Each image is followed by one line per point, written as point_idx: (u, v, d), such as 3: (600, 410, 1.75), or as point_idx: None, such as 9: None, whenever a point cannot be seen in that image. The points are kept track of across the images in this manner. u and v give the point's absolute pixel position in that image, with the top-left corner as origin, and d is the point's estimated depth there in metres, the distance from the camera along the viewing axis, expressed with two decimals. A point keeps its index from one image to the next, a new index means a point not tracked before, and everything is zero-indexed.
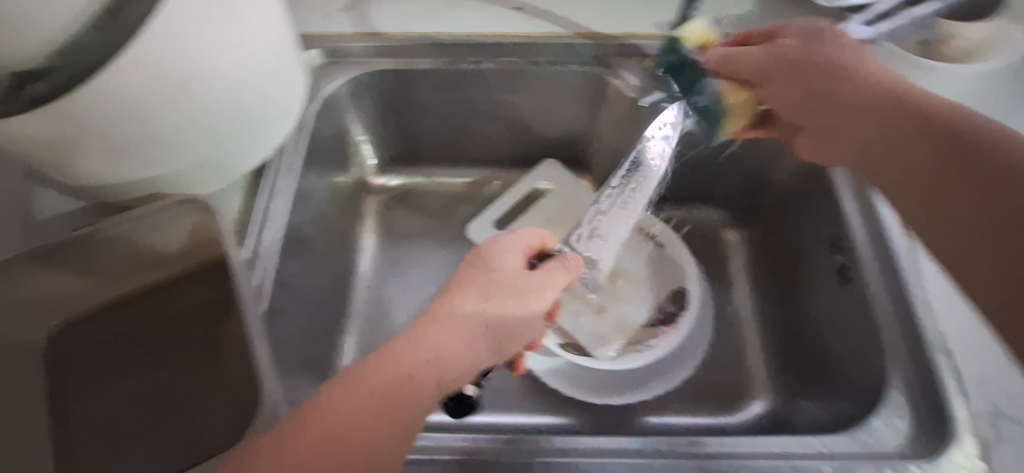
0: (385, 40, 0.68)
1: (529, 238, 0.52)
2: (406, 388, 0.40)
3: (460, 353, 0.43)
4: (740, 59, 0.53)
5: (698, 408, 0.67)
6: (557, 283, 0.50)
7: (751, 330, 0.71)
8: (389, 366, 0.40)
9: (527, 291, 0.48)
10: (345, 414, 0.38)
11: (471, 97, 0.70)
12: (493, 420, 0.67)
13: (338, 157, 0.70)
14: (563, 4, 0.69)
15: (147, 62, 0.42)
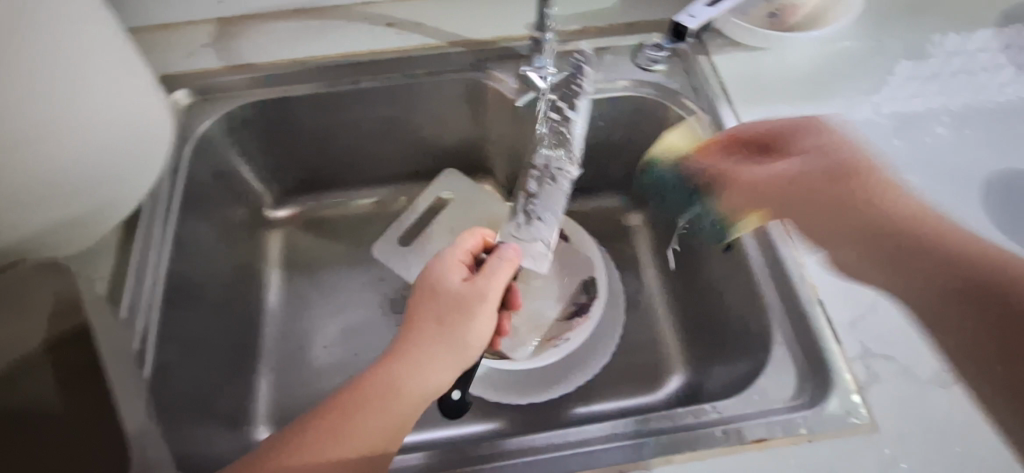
0: (256, 70, 0.66)
1: (469, 243, 0.55)
2: (368, 417, 0.45)
3: (418, 375, 0.47)
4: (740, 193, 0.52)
5: (620, 392, 0.68)
6: (501, 281, 0.52)
7: (661, 308, 0.73)
8: (352, 403, 0.46)
9: (472, 297, 0.50)
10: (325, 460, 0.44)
11: (352, 117, 0.69)
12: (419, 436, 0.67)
13: (225, 197, 0.67)
14: (433, 15, 0.69)
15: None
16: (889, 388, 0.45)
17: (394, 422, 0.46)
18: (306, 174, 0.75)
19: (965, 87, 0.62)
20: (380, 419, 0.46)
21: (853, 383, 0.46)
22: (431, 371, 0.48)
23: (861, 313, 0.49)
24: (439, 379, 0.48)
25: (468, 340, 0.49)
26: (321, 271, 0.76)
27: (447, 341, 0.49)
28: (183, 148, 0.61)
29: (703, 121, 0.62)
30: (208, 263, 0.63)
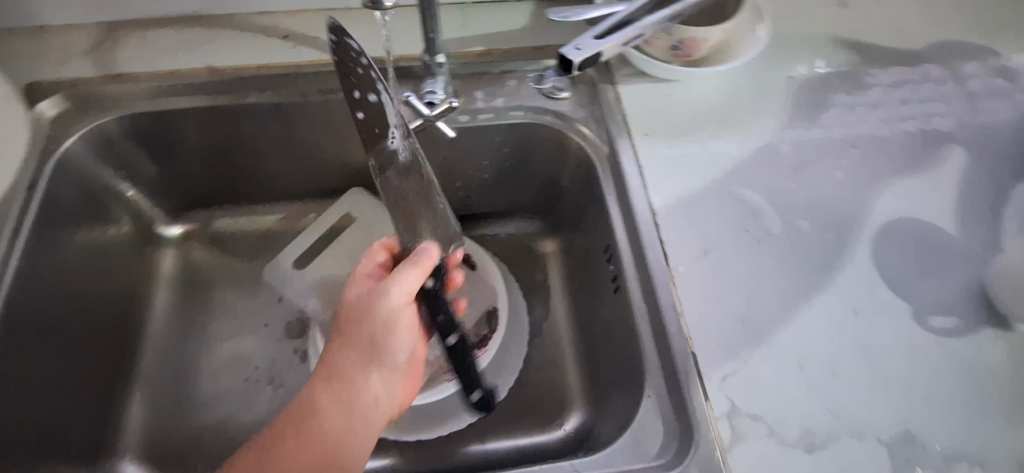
0: (135, 82, 0.62)
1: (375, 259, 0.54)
2: (295, 447, 0.43)
3: (341, 392, 0.46)
4: None
5: (518, 431, 0.66)
6: (408, 283, 0.48)
7: (567, 340, 0.71)
8: (277, 436, 0.44)
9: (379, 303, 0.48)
10: None
11: (239, 134, 0.65)
12: None
13: (99, 214, 0.63)
14: (331, 29, 0.66)
15: None
16: (749, 454, 0.43)
17: (326, 446, 0.44)
18: (198, 190, 0.71)
19: (870, 125, 0.61)
20: (308, 448, 0.43)
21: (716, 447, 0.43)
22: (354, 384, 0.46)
23: (732, 367, 0.47)
24: (365, 392, 0.47)
25: (386, 346, 0.48)
26: (211, 290, 0.71)
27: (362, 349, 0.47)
28: (43, 163, 0.57)
29: (602, 154, 0.59)
30: (66, 287, 0.58)
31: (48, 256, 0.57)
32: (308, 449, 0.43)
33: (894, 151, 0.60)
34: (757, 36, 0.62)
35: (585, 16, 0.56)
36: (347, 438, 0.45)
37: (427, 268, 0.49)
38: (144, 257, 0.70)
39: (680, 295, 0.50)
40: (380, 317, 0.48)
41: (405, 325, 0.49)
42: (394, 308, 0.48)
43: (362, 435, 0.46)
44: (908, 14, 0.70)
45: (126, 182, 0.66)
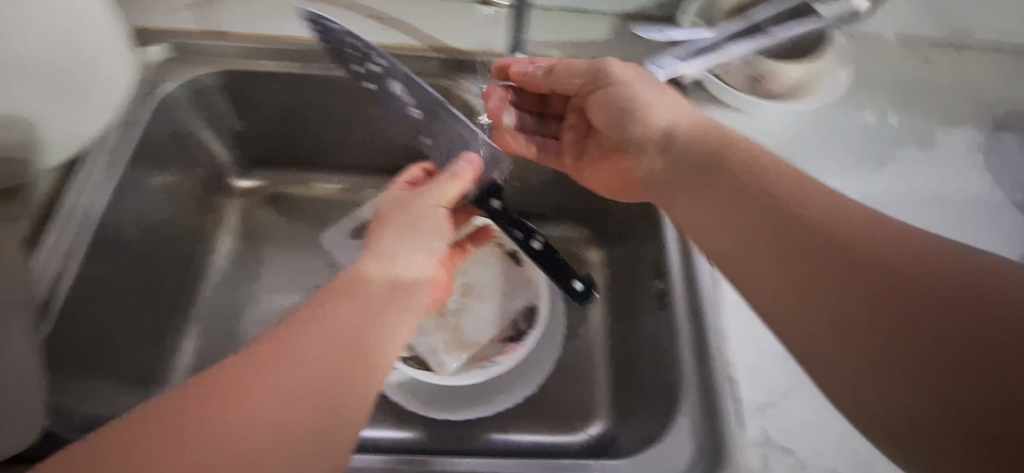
0: (233, 41, 0.65)
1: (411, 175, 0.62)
2: (331, 307, 0.42)
3: (387, 255, 0.46)
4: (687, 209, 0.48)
5: (541, 427, 0.67)
6: (446, 190, 0.53)
7: (600, 347, 0.72)
8: (322, 292, 0.43)
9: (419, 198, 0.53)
10: (260, 364, 0.38)
11: (320, 103, 0.69)
12: None
13: (181, 158, 0.67)
14: (419, 15, 0.68)
15: None
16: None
17: (373, 298, 0.43)
18: (270, 149, 0.74)
19: (933, 185, 0.62)
20: (354, 297, 0.43)
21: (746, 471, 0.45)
22: (398, 250, 0.47)
23: (769, 399, 0.49)
24: (410, 257, 0.47)
25: (429, 225, 0.50)
26: (267, 244, 0.75)
27: (404, 226, 0.49)
28: (143, 104, 0.61)
29: None
30: (148, 221, 0.62)
31: (139, 190, 0.61)
32: (355, 300, 0.42)
33: (953, 214, 0.60)
34: (837, 80, 0.63)
35: (669, 34, 0.58)
36: (393, 294, 0.44)
37: (467, 174, 0.55)
38: (211, 205, 0.73)
39: (724, 322, 0.52)
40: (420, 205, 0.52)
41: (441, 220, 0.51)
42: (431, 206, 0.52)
43: (406, 296, 0.45)
44: (984, 84, 0.70)
45: (210, 133, 0.70)
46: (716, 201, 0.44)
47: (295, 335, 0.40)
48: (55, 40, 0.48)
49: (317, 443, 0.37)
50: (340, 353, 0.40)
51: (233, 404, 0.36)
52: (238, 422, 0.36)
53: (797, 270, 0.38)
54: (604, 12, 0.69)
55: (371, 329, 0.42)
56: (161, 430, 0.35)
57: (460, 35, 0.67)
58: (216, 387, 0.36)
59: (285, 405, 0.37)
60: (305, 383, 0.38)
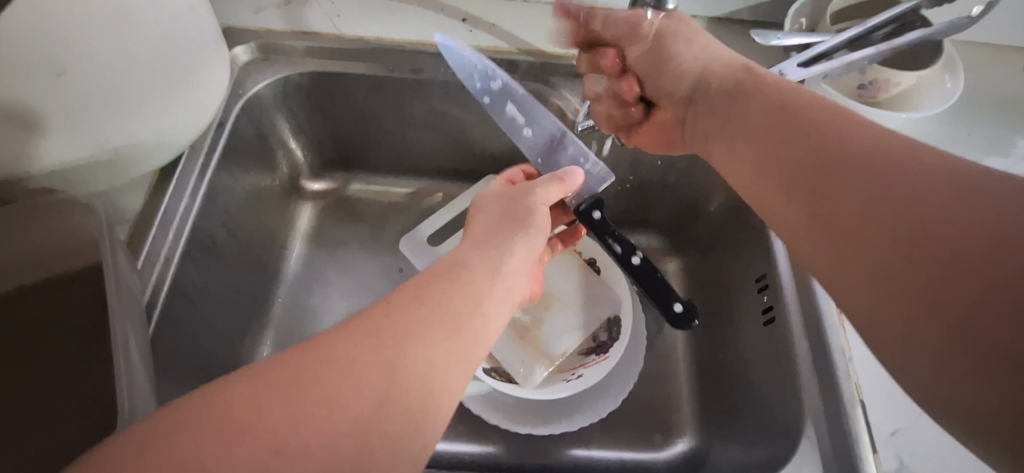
0: (319, 41, 0.64)
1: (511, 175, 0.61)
2: (441, 288, 0.37)
3: (487, 251, 0.43)
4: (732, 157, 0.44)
5: (624, 442, 0.65)
6: (551, 191, 0.52)
7: (682, 362, 0.69)
8: (426, 275, 0.39)
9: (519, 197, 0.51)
10: (359, 341, 0.32)
11: (403, 106, 0.67)
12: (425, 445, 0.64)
13: (263, 159, 0.66)
14: (506, 18, 0.67)
15: (33, 58, 0.38)
16: None
17: (480, 290, 0.39)
18: (345, 152, 0.73)
19: None
20: (462, 286, 0.38)
21: None
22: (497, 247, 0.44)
23: (901, 425, 0.47)
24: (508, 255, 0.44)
25: (528, 223, 0.48)
26: (339, 248, 0.73)
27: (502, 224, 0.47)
28: (232, 104, 0.60)
29: None
30: (233, 223, 0.61)
31: (226, 193, 0.59)
32: (464, 289, 0.38)
33: None
34: (947, 88, 0.60)
35: (786, 41, 0.55)
36: (497, 291, 0.40)
37: (571, 182, 0.53)
38: (287, 208, 0.72)
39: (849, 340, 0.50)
40: (521, 204, 0.49)
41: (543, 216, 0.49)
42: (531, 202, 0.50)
43: (507, 295, 0.41)
44: None
45: (291, 134, 0.69)
46: (769, 145, 0.40)
47: (406, 316, 0.35)
48: (166, 41, 0.46)
49: (410, 452, 0.31)
50: (448, 346, 0.35)
51: (336, 383, 0.30)
52: (339, 408, 0.30)
53: (843, 235, 0.33)
54: (696, 16, 0.67)
55: (477, 325, 0.37)
56: (257, 401, 0.29)
57: (548, 40, 0.65)
58: (318, 360, 0.31)
59: (387, 396, 0.31)
60: (411, 374, 0.32)
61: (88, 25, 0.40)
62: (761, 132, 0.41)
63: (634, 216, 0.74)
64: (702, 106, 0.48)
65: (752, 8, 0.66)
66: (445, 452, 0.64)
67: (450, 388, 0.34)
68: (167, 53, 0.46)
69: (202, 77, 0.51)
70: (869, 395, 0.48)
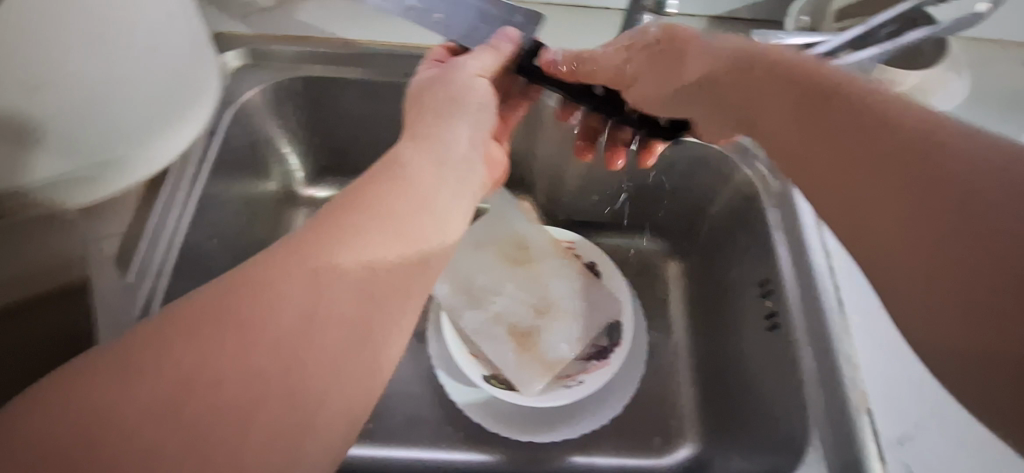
0: (311, 45, 0.63)
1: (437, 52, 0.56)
2: (366, 201, 0.39)
3: (431, 157, 0.44)
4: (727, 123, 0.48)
5: (626, 449, 0.64)
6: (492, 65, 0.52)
7: (684, 366, 0.68)
8: (370, 182, 0.41)
9: (468, 78, 0.50)
10: (270, 279, 0.34)
11: (398, 110, 0.66)
12: (424, 453, 0.64)
13: (256, 166, 0.65)
14: None
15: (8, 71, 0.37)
16: None
17: (422, 197, 0.41)
18: (340, 156, 0.72)
19: None
20: (405, 198, 0.40)
21: None
22: (442, 145, 0.46)
23: (909, 431, 0.46)
24: (450, 157, 0.45)
25: (456, 113, 0.49)
26: None
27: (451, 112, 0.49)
28: (222, 112, 0.59)
29: (772, 189, 0.59)
30: (225, 230, 0.60)
31: (219, 201, 0.59)
32: (405, 198, 0.40)
33: None
34: (952, 87, 0.59)
35: (787, 41, 0.54)
36: (439, 196, 0.42)
37: (506, 44, 0.53)
38: (282, 215, 0.71)
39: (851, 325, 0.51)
40: (471, 90, 0.50)
41: (476, 111, 0.50)
42: (461, 96, 0.50)
43: (454, 197, 0.43)
44: None
45: (286, 141, 0.67)
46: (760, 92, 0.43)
47: (344, 228, 0.37)
48: (151, 47, 0.45)
49: (343, 384, 0.34)
50: (387, 277, 0.37)
51: (263, 313, 0.33)
52: (262, 339, 0.32)
53: (837, 169, 0.37)
54: (695, 15, 0.66)
55: (424, 239, 0.40)
56: (183, 337, 0.32)
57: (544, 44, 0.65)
58: (245, 289, 0.34)
59: (312, 329, 0.34)
60: (334, 306, 0.35)
61: (66, 38, 0.39)
62: (748, 88, 0.44)
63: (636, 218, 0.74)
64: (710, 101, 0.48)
65: (751, 8, 0.65)
66: (444, 459, 0.63)
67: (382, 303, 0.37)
68: (155, 64, 0.46)
69: (196, 94, 0.52)
70: (874, 401, 0.47)
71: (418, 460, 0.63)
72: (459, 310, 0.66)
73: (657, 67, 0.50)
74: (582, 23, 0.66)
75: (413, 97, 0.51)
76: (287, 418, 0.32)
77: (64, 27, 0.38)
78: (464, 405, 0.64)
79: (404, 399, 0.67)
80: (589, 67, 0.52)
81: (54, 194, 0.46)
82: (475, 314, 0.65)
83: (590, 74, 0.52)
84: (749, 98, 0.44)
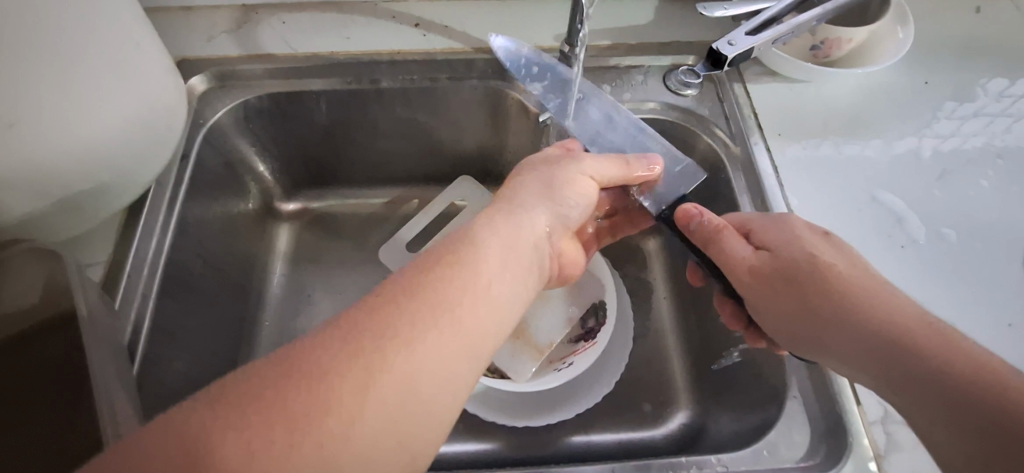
0: (275, 62, 0.64)
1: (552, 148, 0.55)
2: (437, 272, 0.36)
3: (497, 240, 0.40)
4: (775, 316, 0.45)
5: (623, 423, 0.65)
6: (614, 170, 0.52)
7: (671, 338, 0.70)
8: (432, 264, 0.37)
9: (575, 172, 0.50)
10: (314, 367, 0.31)
11: (369, 118, 0.67)
12: None
13: (233, 186, 0.66)
14: (460, 19, 0.68)
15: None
16: (886, 447, 0.45)
17: (481, 284, 0.37)
18: (317, 169, 0.73)
19: (1011, 138, 0.60)
20: (459, 289, 0.36)
21: (855, 446, 0.46)
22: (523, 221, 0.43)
23: None
24: (520, 240, 0.42)
25: (559, 198, 0.48)
26: (320, 264, 0.73)
27: (549, 195, 0.48)
28: (194, 135, 0.60)
29: (733, 154, 0.59)
30: (208, 251, 0.61)
31: (200, 224, 0.60)
32: (461, 282, 0.36)
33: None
34: (900, 39, 0.61)
35: (732, 11, 0.55)
36: (501, 282, 0.38)
37: (619, 158, 0.53)
38: (263, 231, 0.72)
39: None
40: (577, 182, 0.50)
41: (574, 195, 0.49)
42: (556, 183, 0.49)
43: (515, 281, 0.40)
44: None
45: (259, 158, 0.69)
46: (815, 274, 0.44)
47: (398, 313, 0.34)
48: (121, 84, 0.46)
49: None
50: (433, 374, 0.33)
51: (311, 405, 0.30)
52: (322, 434, 0.29)
53: (838, 334, 0.42)
54: None
55: (477, 329, 0.36)
56: (237, 417, 0.29)
57: (503, 38, 0.66)
58: (297, 374, 0.30)
59: (351, 440, 0.30)
60: (368, 410, 0.31)
61: (41, 82, 0.40)
62: (813, 272, 0.44)
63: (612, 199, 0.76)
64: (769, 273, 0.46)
65: None
66: (445, 450, 0.65)
67: (438, 401, 0.33)
68: (128, 98, 0.47)
69: (167, 124, 0.53)
70: None
71: None
72: None
73: (785, 311, 0.45)
74: (539, 14, 0.68)
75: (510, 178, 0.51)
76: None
77: (29, 72, 0.40)
78: (459, 398, 0.65)
79: None
80: (716, 246, 0.49)
81: (37, 228, 0.47)
82: None
83: (726, 263, 0.48)
84: (818, 281, 0.43)
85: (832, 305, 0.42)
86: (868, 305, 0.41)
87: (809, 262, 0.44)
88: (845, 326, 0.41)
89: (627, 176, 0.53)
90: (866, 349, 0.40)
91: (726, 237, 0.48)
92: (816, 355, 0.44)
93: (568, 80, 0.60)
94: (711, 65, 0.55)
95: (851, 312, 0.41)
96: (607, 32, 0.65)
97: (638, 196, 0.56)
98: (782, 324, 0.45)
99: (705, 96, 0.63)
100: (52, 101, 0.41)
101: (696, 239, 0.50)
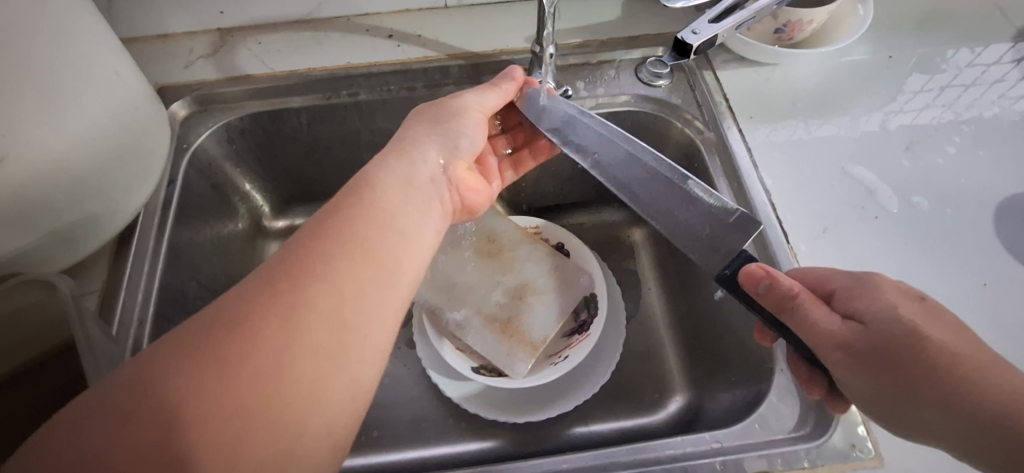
0: (253, 82, 0.65)
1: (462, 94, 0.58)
2: (362, 210, 0.40)
3: (394, 177, 0.44)
4: (860, 391, 0.41)
5: (621, 410, 0.66)
6: (493, 98, 0.55)
7: (662, 324, 0.71)
8: (331, 208, 0.40)
9: (464, 107, 0.53)
10: (260, 321, 0.34)
11: (350, 131, 0.68)
12: (430, 447, 0.66)
13: (222, 206, 0.67)
14: (432, 28, 0.69)
15: None
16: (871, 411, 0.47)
17: (392, 221, 0.41)
18: (302, 186, 0.74)
19: (974, 104, 0.62)
20: (369, 225, 0.40)
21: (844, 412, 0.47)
22: (422, 160, 0.47)
23: None
24: (417, 176, 0.46)
25: (449, 127, 0.51)
26: None
27: (435, 129, 0.50)
28: (179, 160, 0.61)
29: (708, 139, 0.60)
30: (201, 270, 0.62)
31: (193, 245, 0.61)
32: (371, 219, 0.40)
33: (988, 120, 0.61)
34: (860, 16, 0.63)
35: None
36: (407, 211, 0.42)
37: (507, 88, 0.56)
38: (254, 248, 0.73)
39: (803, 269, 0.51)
40: (465, 116, 0.53)
41: (452, 129, 0.51)
42: (441, 121, 0.51)
43: (422, 214, 0.44)
44: None
45: (244, 178, 0.70)
46: (914, 357, 0.39)
47: (317, 258, 0.37)
48: (104, 113, 0.48)
49: (327, 407, 0.34)
50: (369, 303, 0.37)
51: (248, 345, 0.33)
52: (242, 370, 0.32)
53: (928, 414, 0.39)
54: None
55: (394, 257, 0.40)
56: (182, 359, 0.32)
57: (476, 44, 0.68)
58: (224, 323, 0.34)
59: (308, 356, 0.34)
60: (314, 335, 0.35)
61: (25, 117, 0.41)
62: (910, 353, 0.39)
63: (595, 193, 0.77)
64: (858, 353, 0.40)
65: None
66: (451, 449, 0.66)
67: (374, 326, 0.37)
68: (112, 126, 0.48)
69: (151, 148, 0.54)
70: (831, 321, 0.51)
71: (426, 454, 0.66)
72: (444, 309, 0.68)
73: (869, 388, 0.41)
74: (511, 17, 0.70)
75: (401, 132, 0.50)
76: (273, 445, 0.32)
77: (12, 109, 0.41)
78: (461, 400, 0.66)
79: (404, 402, 0.69)
80: (798, 315, 0.43)
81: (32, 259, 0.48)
82: (456, 309, 0.68)
83: (808, 332, 0.42)
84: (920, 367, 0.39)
85: (932, 389, 0.39)
86: (954, 376, 0.39)
87: (894, 337, 0.40)
88: (943, 408, 0.39)
89: (501, 97, 0.56)
90: (961, 429, 0.38)
91: (807, 305, 0.42)
92: (913, 428, 0.41)
93: (540, 80, 0.61)
94: (677, 55, 0.56)
95: (949, 393, 0.39)
96: (576, 30, 0.66)
97: (688, 251, 0.49)
98: (866, 399, 0.41)
99: (676, 86, 0.64)
100: (38, 134, 0.42)
101: (773, 306, 0.44)
